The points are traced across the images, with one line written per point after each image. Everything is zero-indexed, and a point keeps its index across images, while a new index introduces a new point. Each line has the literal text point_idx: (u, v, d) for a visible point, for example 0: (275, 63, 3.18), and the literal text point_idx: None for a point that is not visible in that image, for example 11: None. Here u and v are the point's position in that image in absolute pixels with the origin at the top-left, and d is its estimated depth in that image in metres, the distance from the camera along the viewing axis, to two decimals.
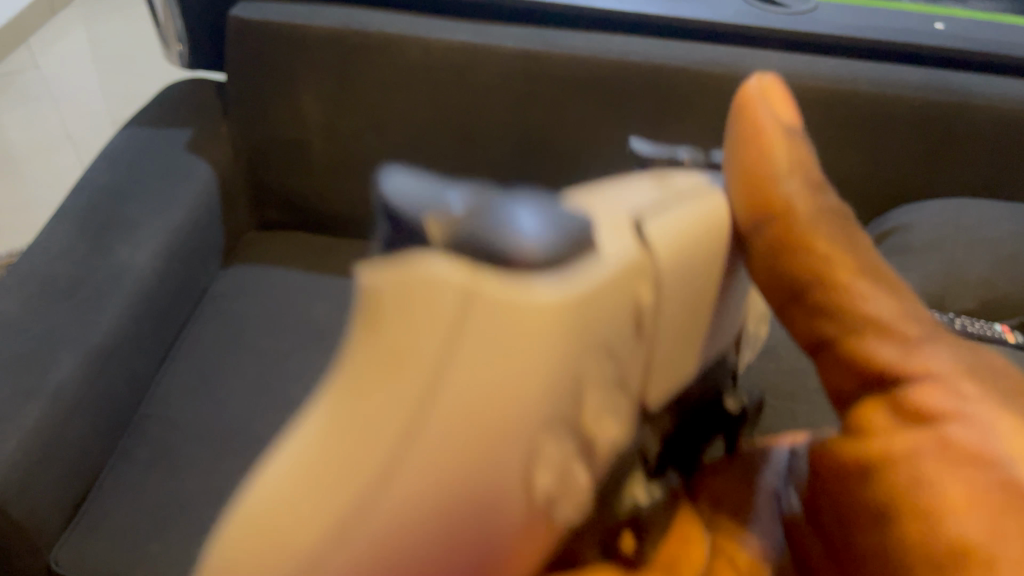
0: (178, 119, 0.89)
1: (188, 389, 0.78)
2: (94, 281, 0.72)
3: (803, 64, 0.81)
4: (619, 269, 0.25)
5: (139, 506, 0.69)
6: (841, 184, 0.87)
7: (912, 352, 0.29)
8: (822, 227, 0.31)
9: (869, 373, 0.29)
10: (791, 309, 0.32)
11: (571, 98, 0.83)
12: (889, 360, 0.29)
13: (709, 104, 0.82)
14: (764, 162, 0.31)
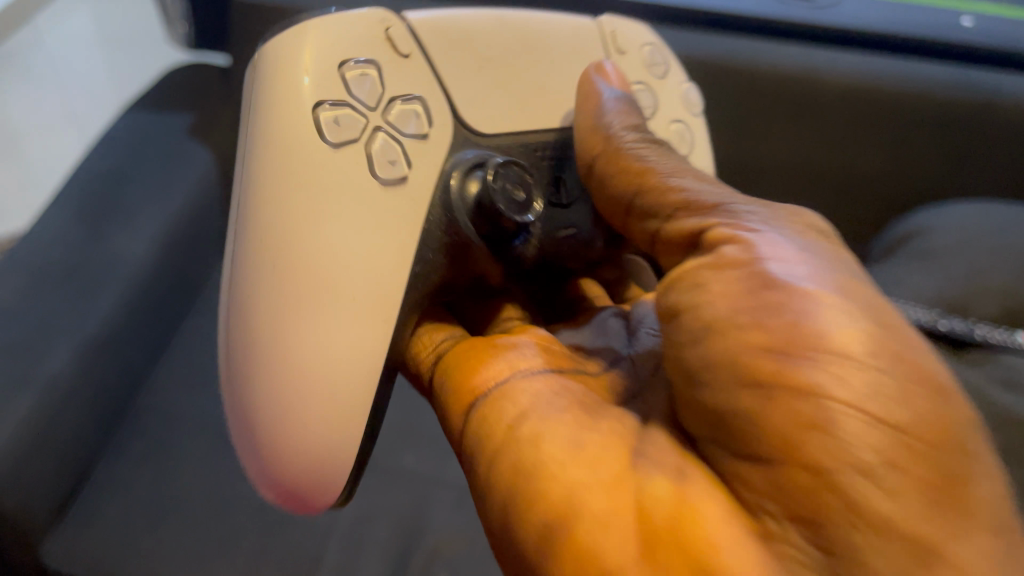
0: (180, 101, 0.87)
1: (185, 382, 0.75)
2: (90, 267, 0.70)
3: (823, 59, 0.79)
4: (355, 19, 0.43)
5: (133, 500, 0.66)
6: (863, 184, 0.84)
7: (708, 220, 0.43)
8: (621, 152, 0.48)
9: (687, 238, 0.44)
10: (628, 215, 0.48)
11: None
12: (695, 225, 0.43)
13: (727, 95, 0.81)
14: (591, 99, 0.50)
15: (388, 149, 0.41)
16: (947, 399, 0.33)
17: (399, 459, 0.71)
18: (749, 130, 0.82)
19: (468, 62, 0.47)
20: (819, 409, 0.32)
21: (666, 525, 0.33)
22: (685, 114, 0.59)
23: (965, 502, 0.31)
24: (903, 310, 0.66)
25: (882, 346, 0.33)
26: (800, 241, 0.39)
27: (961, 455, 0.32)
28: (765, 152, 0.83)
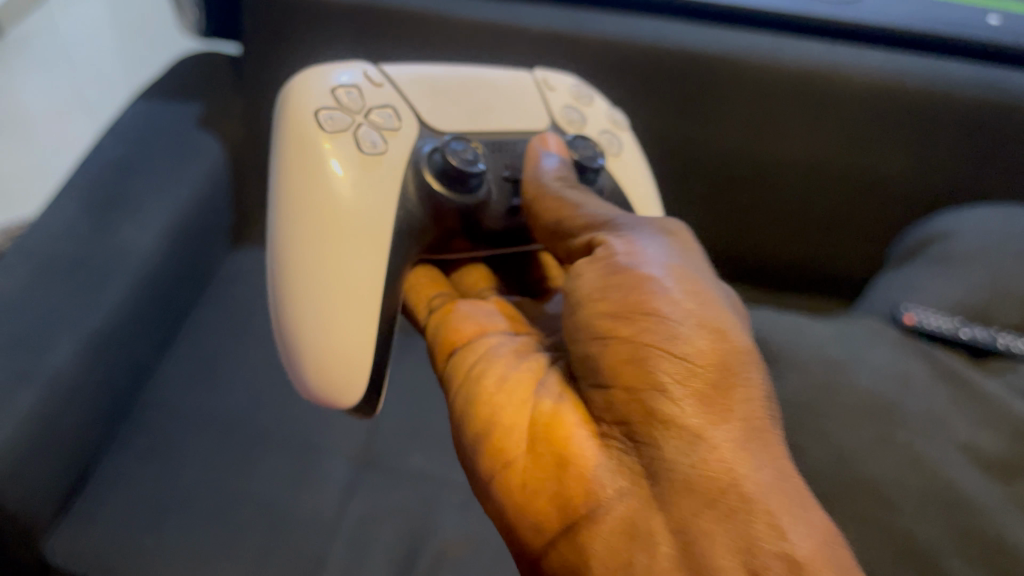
0: (190, 91, 0.86)
1: (192, 374, 0.74)
2: (98, 260, 0.70)
3: (847, 56, 0.77)
4: (338, 66, 0.51)
5: (136, 497, 0.65)
6: (883, 185, 0.82)
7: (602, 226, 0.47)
8: (544, 193, 0.50)
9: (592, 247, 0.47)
10: (555, 241, 0.51)
11: (600, 81, 0.79)
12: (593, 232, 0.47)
13: (746, 95, 0.78)
14: (533, 153, 0.53)
15: (370, 138, 0.47)
16: (732, 336, 0.41)
17: (406, 460, 0.70)
18: (766, 128, 0.80)
19: (425, 90, 0.53)
20: (634, 349, 0.40)
21: (541, 434, 0.42)
22: (614, 132, 0.61)
23: (738, 407, 0.39)
24: (924, 318, 0.64)
25: (687, 300, 0.42)
26: (661, 241, 0.46)
27: (736, 373, 0.40)
28: (783, 151, 0.81)
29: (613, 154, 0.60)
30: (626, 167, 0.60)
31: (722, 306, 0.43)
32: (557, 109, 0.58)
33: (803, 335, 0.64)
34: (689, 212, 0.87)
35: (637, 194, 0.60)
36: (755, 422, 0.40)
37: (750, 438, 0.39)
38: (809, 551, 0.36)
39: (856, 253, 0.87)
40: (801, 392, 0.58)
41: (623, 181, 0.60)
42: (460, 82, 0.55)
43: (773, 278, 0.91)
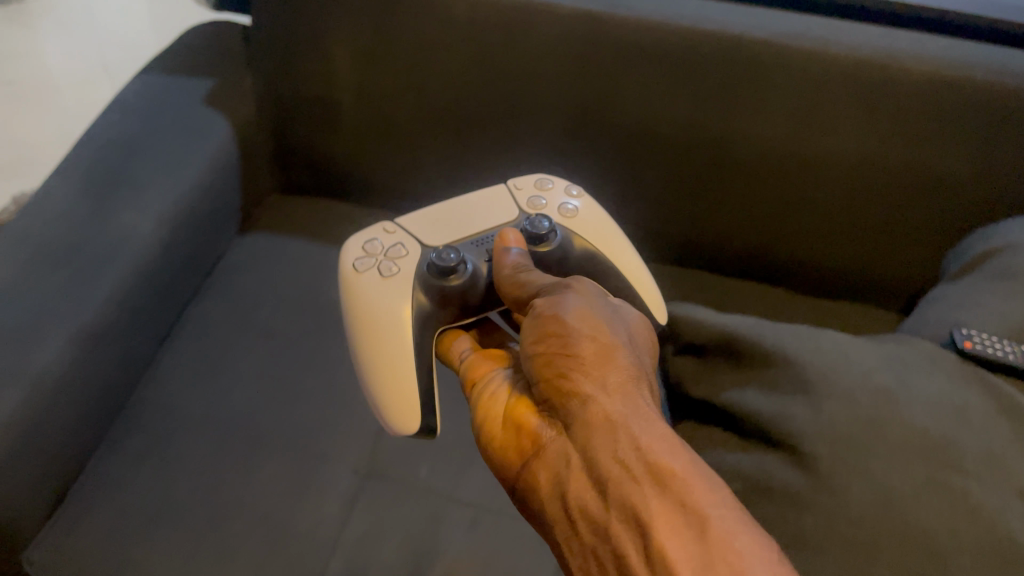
0: (199, 66, 0.81)
1: (190, 370, 0.70)
2: (93, 247, 0.65)
3: (906, 45, 0.70)
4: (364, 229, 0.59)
5: (126, 505, 0.61)
6: (940, 187, 0.74)
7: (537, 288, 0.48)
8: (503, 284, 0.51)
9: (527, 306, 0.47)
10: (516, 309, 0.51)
11: (634, 70, 0.73)
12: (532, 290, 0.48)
13: (791, 85, 0.71)
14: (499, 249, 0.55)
15: (384, 267, 0.55)
16: (609, 330, 0.43)
17: (412, 473, 0.65)
18: (812, 123, 0.72)
19: (423, 222, 0.59)
20: (544, 353, 0.42)
21: (502, 424, 0.44)
22: (573, 200, 0.63)
23: (618, 371, 0.40)
24: (982, 343, 0.57)
25: (575, 308, 0.44)
26: (572, 288, 0.46)
27: (614, 350, 0.41)
28: (830, 148, 0.73)
29: (575, 220, 0.61)
30: (590, 228, 0.61)
31: (605, 315, 0.44)
32: (520, 202, 0.61)
33: (849, 356, 0.56)
34: (724, 212, 0.81)
35: (612, 251, 0.61)
36: (632, 381, 0.40)
37: (626, 389, 0.39)
38: (666, 456, 0.36)
39: (908, 257, 0.80)
40: (844, 426, 0.51)
41: (590, 241, 0.60)
42: (445, 203, 0.61)
43: (815, 280, 0.85)
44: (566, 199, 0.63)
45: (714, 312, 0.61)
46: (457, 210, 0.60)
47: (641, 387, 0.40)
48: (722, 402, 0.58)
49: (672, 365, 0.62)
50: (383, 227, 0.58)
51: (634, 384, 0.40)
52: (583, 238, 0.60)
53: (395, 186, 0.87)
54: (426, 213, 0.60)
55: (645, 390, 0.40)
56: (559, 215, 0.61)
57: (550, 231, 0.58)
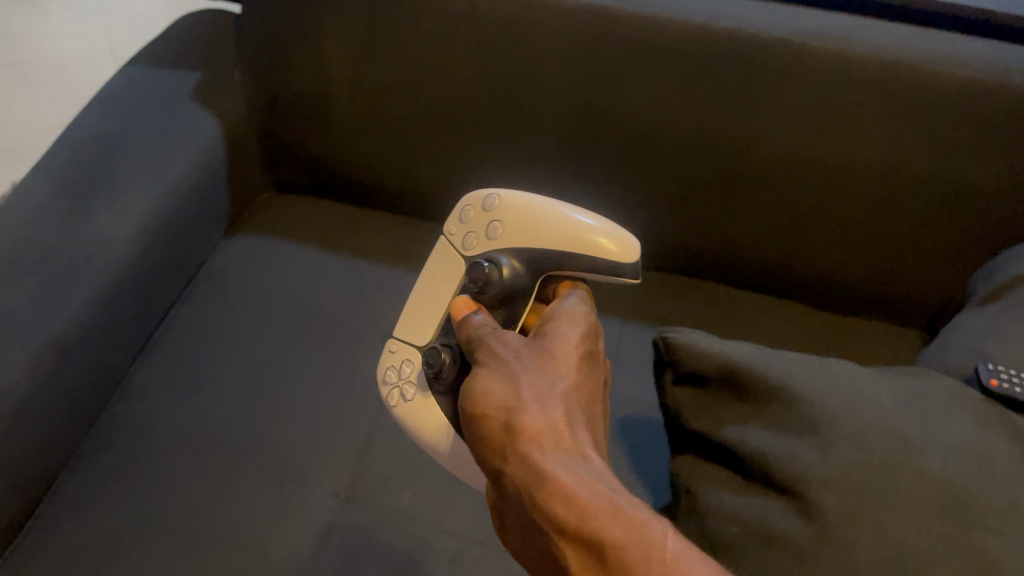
0: (188, 58, 0.78)
1: (167, 384, 0.67)
2: (66, 252, 0.62)
3: (937, 47, 0.65)
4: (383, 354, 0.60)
5: (92, 527, 0.58)
6: (969, 199, 0.68)
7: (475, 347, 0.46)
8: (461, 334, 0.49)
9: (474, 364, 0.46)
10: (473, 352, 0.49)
11: (642, 69, 0.68)
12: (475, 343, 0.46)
13: (810, 88, 0.66)
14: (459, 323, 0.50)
15: (405, 392, 0.55)
16: (506, 377, 0.41)
17: (395, 499, 0.62)
18: (832, 130, 0.67)
19: (411, 324, 0.57)
20: (471, 433, 0.41)
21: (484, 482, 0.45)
22: (489, 216, 0.54)
23: (511, 426, 0.39)
24: (1012, 382, 0.53)
25: (482, 372, 0.42)
26: (490, 343, 0.44)
27: (507, 403, 0.40)
28: (849, 156, 0.68)
29: (507, 234, 0.53)
30: (521, 230, 0.53)
31: (512, 361, 0.42)
32: (459, 250, 0.56)
33: (863, 393, 0.52)
34: (734, 223, 0.76)
35: (551, 235, 0.51)
36: (528, 428, 0.38)
37: (521, 444, 0.38)
38: (561, 507, 0.35)
39: (931, 272, 0.74)
40: (854, 473, 0.47)
41: (529, 245, 0.52)
42: (421, 291, 0.58)
43: (831, 295, 0.80)
44: (493, 219, 0.54)
45: (718, 340, 0.56)
46: (431, 292, 0.57)
47: (540, 427, 0.38)
48: (722, 438, 0.53)
49: (671, 395, 0.58)
50: (387, 355, 0.59)
51: (529, 429, 0.38)
52: (521, 247, 0.52)
53: (390, 187, 0.83)
54: (411, 311, 0.58)
55: (547, 426, 0.39)
56: (493, 241, 0.54)
57: (487, 262, 0.51)
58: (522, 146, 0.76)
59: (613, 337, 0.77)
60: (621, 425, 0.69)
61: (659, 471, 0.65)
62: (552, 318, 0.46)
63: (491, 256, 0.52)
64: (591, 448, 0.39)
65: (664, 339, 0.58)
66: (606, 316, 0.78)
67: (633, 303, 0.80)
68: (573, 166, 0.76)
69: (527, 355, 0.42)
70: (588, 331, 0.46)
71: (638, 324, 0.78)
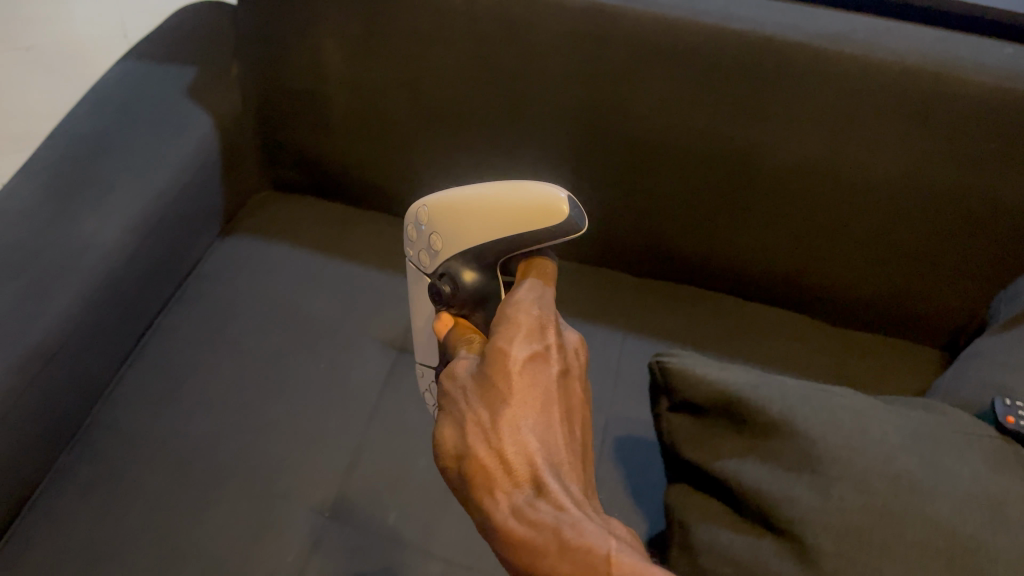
0: (182, 54, 0.75)
1: (153, 394, 0.65)
2: (49, 256, 0.60)
3: (964, 53, 0.61)
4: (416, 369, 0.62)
5: (69, 541, 0.57)
6: (995, 212, 0.64)
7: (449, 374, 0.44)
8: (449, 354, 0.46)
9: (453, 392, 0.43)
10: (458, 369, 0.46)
11: (650, 72, 0.65)
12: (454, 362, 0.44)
13: (826, 94, 0.62)
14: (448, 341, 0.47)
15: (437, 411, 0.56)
16: (455, 419, 0.38)
17: (381, 518, 0.60)
18: (848, 138, 0.64)
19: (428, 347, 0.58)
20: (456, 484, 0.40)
21: None
22: (424, 232, 0.51)
23: (465, 475, 0.37)
24: None
25: (438, 419, 0.39)
26: (445, 377, 0.41)
27: (458, 450, 0.37)
28: (866, 165, 0.65)
29: (446, 243, 0.50)
30: (455, 234, 0.49)
31: (458, 399, 0.39)
32: (422, 268, 0.54)
33: (868, 429, 0.49)
34: (745, 232, 0.73)
35: (479, 227, 0.47)
36: (479, 473, 0.36)
37: (478, 492, 0.36)
38: (522, 555, 0.34)
39: (953, 286, 0.71)
40: (853, 517, 0.44)
41: (468, 243, 0.49)
42: (421, 315, 0.57)
43: (846, 308, 0.76)
44: (429, 231, 0.51)
45: (716, 367, 0.54)
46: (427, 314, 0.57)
47: (489, 469, 0.36)
48: (717, 471, 0.50)
49: (667, 422, 0.55)
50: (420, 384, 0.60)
51: (480, 475, 0.36)
52: (461, 249, 0.49)
53: (389, 188, 0.81)
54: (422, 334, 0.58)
55: (496, 465, 0.36)
56: (438, 254, 0.51)
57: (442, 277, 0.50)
58: (523, 151, 0.73)
59: (614, 351, 0.74)
60: (617, 445, 0.67)
61: (651, 493, 0.63)
62: (498, 321, 0.42)
63: (448, 270, 0.50)
64: (548, 471, 0.36)
65: (659, 364, 0.55)
66: (607, 328, 0.76)
67: (636, 315, 0.78)
68: (575, 170, 0.73)
69: (472, 386, 0.39)
70: (534, 329, 0.41)
71: (640, 337, 0.76)
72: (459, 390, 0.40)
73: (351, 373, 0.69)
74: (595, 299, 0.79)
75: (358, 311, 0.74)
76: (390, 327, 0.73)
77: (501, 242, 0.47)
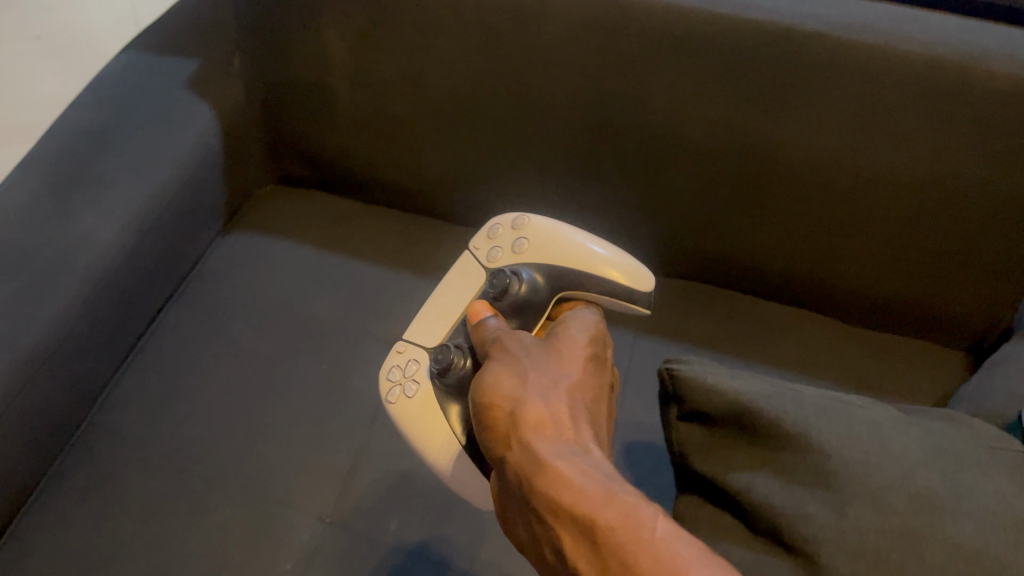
0: (184, 44, 0.73)
1: (151, 397, 0.64)
2: (47, 255, 0.58)
3: (994, 43, 0.58)
4: None
5: (65, 548, 0.56)
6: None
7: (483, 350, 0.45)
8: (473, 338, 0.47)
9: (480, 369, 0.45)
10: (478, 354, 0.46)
11: (663, 63, 0.62)
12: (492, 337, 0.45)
13: (846, 88, 0.60)
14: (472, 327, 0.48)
15: (408, 389, 0.51)
16: (516, 372, 0.40)
17: (382, 526, 0.59)
18: (868, 132, 0.61)
19: (424, 324, 0.54)
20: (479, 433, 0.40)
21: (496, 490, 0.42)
22: (515, 232, 0.54)
23: (517, 414, 0.38)
24: None
25: (491, 370, 0.41)
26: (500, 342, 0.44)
27: (514, 395, 0.39)
28: (887, 161, 0.62)
29: (533, 251, 0.53)
30: (547, 250, 0.52)
31: (521, 361, 0.41)
32: (479, 259, 0.55)
33: (886, 443, 0.46)
34: (760, 229, 0.70)
35: (579, 260, 0.51)
36: (531, 417, 0.37)
37: (524, 431, 0.37)
38: (556, 489, 0.33)
39: (979, 288, 0.68)
40: (872, 538, 0.41)
41: (556, 265, 0.52)
42: (440, 294, 0.55)
43: (866, 309, 0.74)
44: (518, 234, 0.54)
45: (729, 375, 0.52)
46: (449, 295, 0.54)
47: (544, 417, 0.37)
48: (727, 485, 0.49)
49: (677, 433, 0.54)
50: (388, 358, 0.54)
51: (535, 418, 0.37)
52: (543, 264, 0.52)
53: (395, 184, 0.79)
54: (430, 311, 0.55)
55: (550, 416, 0.37)
56: (513, 255, 0.53)
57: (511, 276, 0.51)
58: (531, 147, 0.71)
59: (623, 352, 0.72)
60: (623, 451, 0.65)
61: (660, 503, 0.61)
62: (561, 330, 0.45)
63: (516, 270, 0.52)
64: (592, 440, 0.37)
65: (668, 370, 0.54)
66: (616, 328, 0.74)
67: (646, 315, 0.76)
68: (584, 167, 0.71)
69: (535, 357, 0.42)
70: (595, 342, 0.45)
71: (651, 338, 0.74)
72: (517, 354, 0.42)
73: (354, 374, 0.67)
74: None
75: (362, 310, 0.72)
76: (395, 326, 0.71)
77: (587, 278, 0.51)
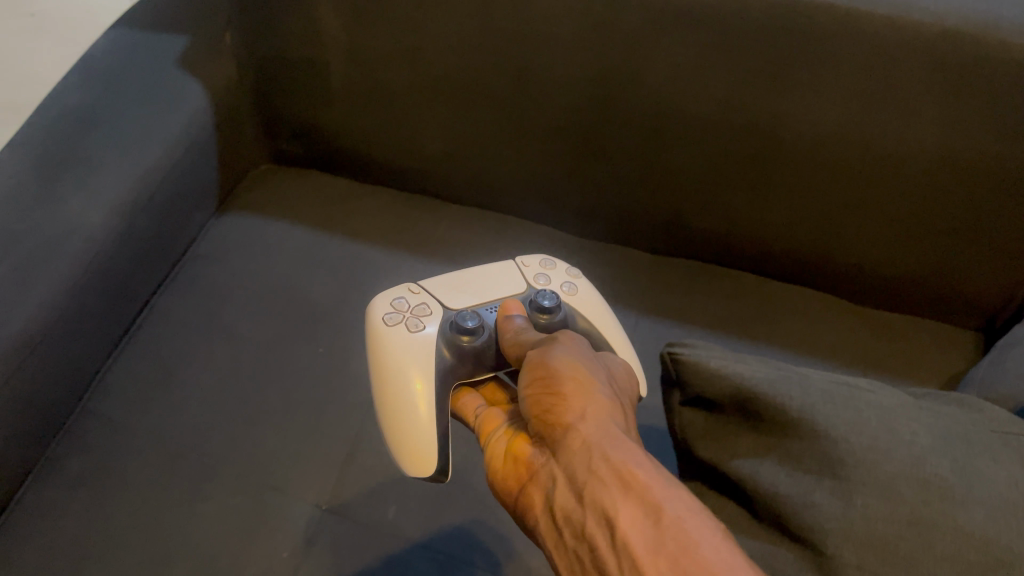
0: (175, 21, 0.72)
1: (144, 382, 0.63)
2: (33, 237, 0.57)
3: (1009, 12, 0.56)
4: None
5: (56, 537, 0.55)
6: None
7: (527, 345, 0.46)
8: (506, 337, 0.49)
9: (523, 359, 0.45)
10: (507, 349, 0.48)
11: (666, 36, 0.60)
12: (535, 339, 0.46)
13: (854, 60, 0.58)
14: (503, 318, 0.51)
15: (409, 323, 0.51)
16: (585, 364, 0.41)
17: (379, 511, 0.58)
18: (878, 105, 0.59)
19: (449, 284, 0.55)
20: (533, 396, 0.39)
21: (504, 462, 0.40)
22: (570, 275, 0.57)
23: (590, 395, 0.38)
24: None
25: (560, 352, 0.41)
26: (564, 334, 0.44)
27: (587, 379, 0.39)
28: (898, 135, 0.60)
29: (580, 299, 0.56)
30: (593, 308, 0.56)
31: (588, 359, 0.42)
32: (524, 275, 0.57)
33: (894, 428, 0.45)
34: (765, 207, 0.69)
35: (615, 334, 0.54)
36: (602, 405, 0.37)
37: (596, 412, 0.37)
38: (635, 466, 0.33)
39: (988, 265, 0.66)
40: (879, 526, 0.40)
41: (593, 323, 0.54)
42: (476, 273, 0.56)
43: (872, 288, 0.72)
44: (569, 276, 0.57)
45: (732, 359, 0.51)
46: (482, 281, 0.56)
47: (613, 411, 0.38)
48: (732, 472, 0.48)
49: (680, 418, 0.53)
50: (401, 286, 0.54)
51: (606, 408, 0.38)
52: (583, 315, 0.55)
53: (393, 162, 0.77)
54: (459, 280, 0.55)
55: (616, 413, 0.38)
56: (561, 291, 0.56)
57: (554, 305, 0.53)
58: (531, 125, 0.69)
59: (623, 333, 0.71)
60: None
61: None
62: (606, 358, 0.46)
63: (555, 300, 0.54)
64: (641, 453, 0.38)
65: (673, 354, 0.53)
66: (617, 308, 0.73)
67: (647, 295, 0.74)
68: (584, 145, 0.69)
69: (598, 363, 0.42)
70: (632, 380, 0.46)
71: (652, 318, 0.73)
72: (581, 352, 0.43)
73: (350, 357, 0.66)
74: (604, 278, 0.75)
75: (358, 292, 0.71)
76: None
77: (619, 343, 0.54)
